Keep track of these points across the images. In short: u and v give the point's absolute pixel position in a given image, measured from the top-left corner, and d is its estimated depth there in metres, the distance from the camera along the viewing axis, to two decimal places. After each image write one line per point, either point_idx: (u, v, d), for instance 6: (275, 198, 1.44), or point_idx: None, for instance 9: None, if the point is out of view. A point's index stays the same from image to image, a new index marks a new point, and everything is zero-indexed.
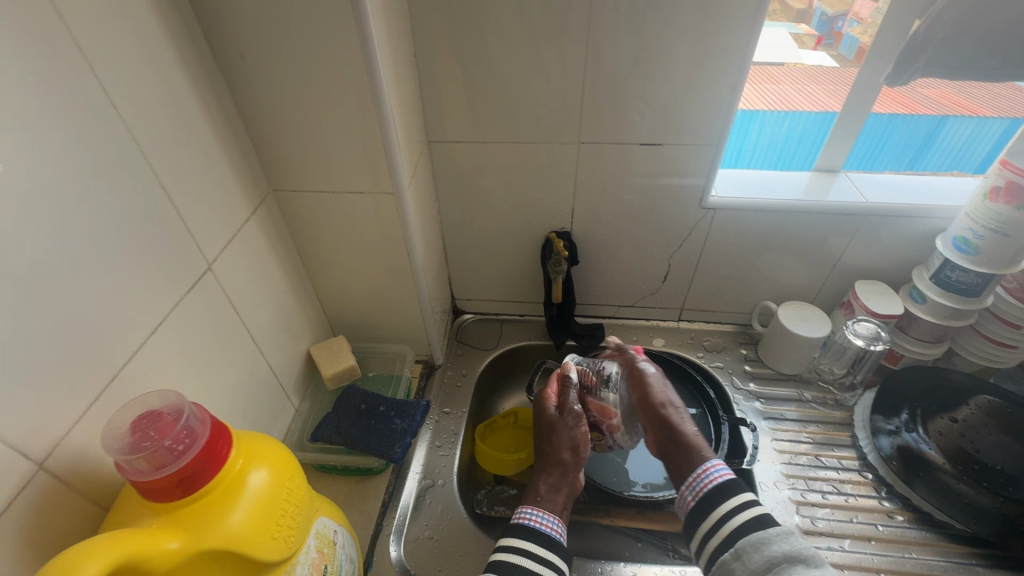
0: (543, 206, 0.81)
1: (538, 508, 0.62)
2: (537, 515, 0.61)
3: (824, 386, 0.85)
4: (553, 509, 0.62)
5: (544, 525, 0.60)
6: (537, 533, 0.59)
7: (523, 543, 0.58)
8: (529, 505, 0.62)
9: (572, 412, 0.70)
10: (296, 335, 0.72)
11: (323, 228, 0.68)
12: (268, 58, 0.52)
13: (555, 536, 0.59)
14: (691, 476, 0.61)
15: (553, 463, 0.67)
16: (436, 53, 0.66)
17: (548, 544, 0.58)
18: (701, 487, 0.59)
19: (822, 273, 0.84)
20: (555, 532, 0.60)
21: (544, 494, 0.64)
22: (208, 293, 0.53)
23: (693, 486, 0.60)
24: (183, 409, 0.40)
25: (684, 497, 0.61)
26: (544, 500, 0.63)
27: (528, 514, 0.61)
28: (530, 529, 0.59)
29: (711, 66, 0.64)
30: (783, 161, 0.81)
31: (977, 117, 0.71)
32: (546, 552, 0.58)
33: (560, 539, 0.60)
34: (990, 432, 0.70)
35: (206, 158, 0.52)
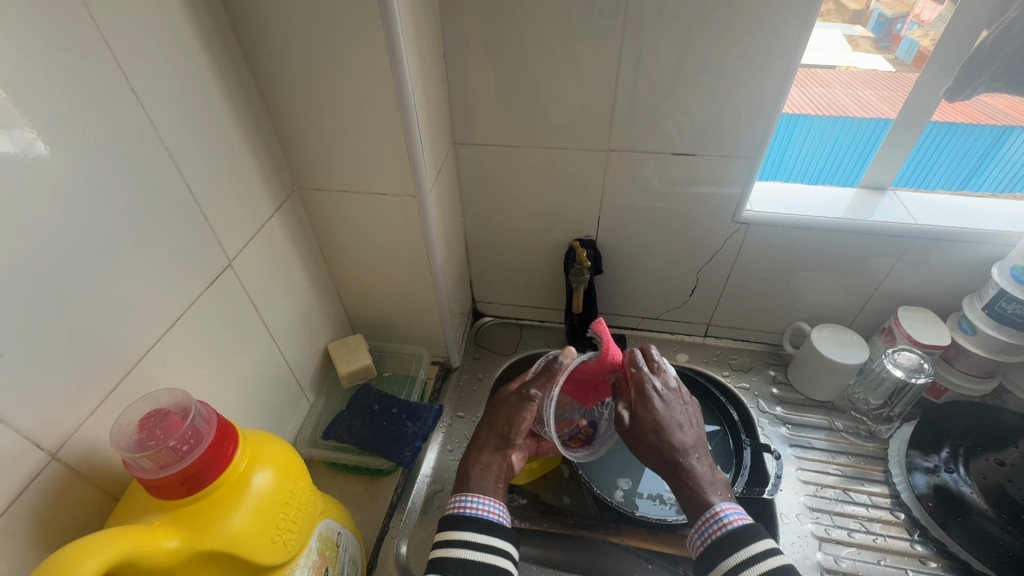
0: (569, 213, 0.79)
1: (477, 493, 0.56)
2: (474, 500, 0.55)
3: (857, 416, 0.80)
4: (487, 490, 0.57)
5: (485, 511, 0.54)
6: (478, 520, 0.53)
7: (462, 534, 0.53)
8: (461, 491, 0.57)
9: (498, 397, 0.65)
10: (315, 332, 0.73)
11: (346, 226, 0.68)
12: (294, 56, 0.52)
13: (496, 519, 0.54)
14: (699, 519, 0.54)
15: (491, 452, 0.60)
16: (467, 54, 0.65)
17: (490, 530, 0.53)
18: (709, 533, 0.52)
19: (862, 295, 0.80)
20: (495, 514, 0.55)
21: (480, 477, 0.57)
22: (228, 288, 0.54)
23: (700, 530, 0.53)
24: (191, 408, 0.40)
25: (690, 539, 0.54)
26: (474, 481, 0.57)
27: (466, 499, 0.55)
28: (471, 516, 0.54)
29: (751, 74, 0.61)
30: (826, 173, 0.76)
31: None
32: (488, 538, 0.53)
33: (505, 522, 0.55)
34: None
35: (231, 155, 0.53)
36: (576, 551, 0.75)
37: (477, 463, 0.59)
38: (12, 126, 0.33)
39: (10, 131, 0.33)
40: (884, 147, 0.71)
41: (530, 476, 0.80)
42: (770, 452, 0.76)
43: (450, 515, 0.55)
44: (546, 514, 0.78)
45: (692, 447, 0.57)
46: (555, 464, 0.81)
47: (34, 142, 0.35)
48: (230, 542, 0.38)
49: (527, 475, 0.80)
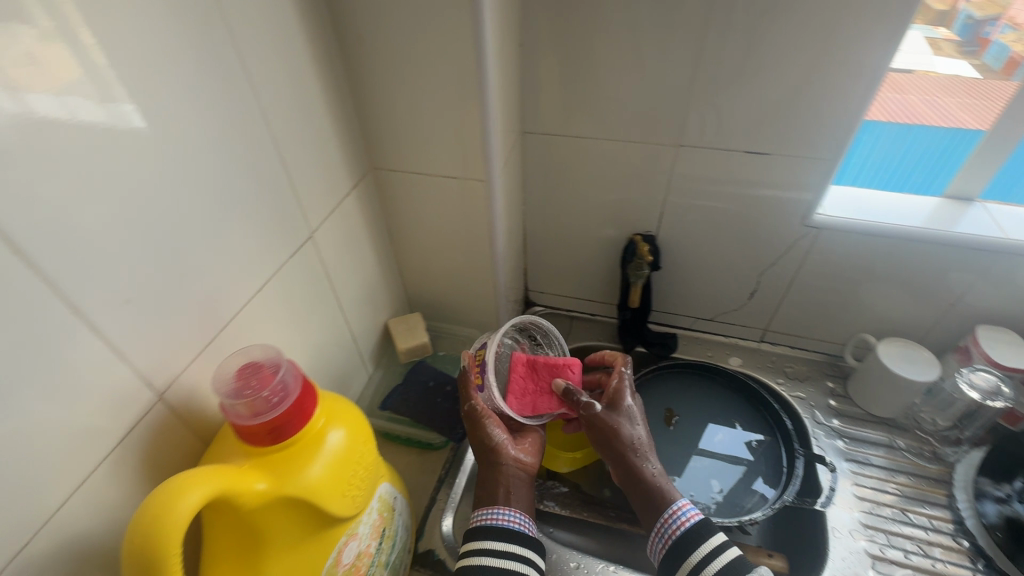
0: (630, 207, 0.79)
1: (496, 506, 0.58)
2: (500, 512, 0.57)
3: (922, 436, 0.76)
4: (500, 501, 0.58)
5: (506, 520, 0.56)
6: (496, 529, 0.56)
7: (483, 544, 0.55)
8: (482, 505, 0.59)
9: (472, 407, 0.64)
10: (377, 307, 0.76)
11: (414, 207, 0.71)
12: (383, 40, 0.55)
13: (520, 528, 0.56)
14: (659, 522, 0.58)
15: (489, 465, 0.61)
16: (543, 44, 0.66)
17: (510, 537, 0.55)
18: (670, 533, 0.57)
19: (936, 311, 0.76)
20: (519, 525, 0.57)
21: (489, 491, 0.59)
22: (308, 259, 0.58)
23: (661, 533, 0.58)
24: (280, 364, 0.43)
25: (654, 543, 0.58)
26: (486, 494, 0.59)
27: (491, 512, 0.57)
28: (488, 526, 0.56)
29: (836, 72, 0.59)
30: (895, 181, 0.73)
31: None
32: (507, 544, 0.55)
33: (531, 532, 0.58)
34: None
35: (319, 132, 0.56)
36: (615, 543, 0.75)
37: (483, 479, 0.61)
38: (113, 100, 0.35)
39: (110, 104, 0.34)
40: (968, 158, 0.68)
41: (571, 466, 0.80)
42: (824, 464, 0.74)
43: (473, 529, 0.57)
44: (586, 504, 0.79)
45: (652, 457, 0.62)
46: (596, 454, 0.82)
47: (131, 114, 0.36)
48: (308, 491, 0.41)
49: (568, 464, 0.80)
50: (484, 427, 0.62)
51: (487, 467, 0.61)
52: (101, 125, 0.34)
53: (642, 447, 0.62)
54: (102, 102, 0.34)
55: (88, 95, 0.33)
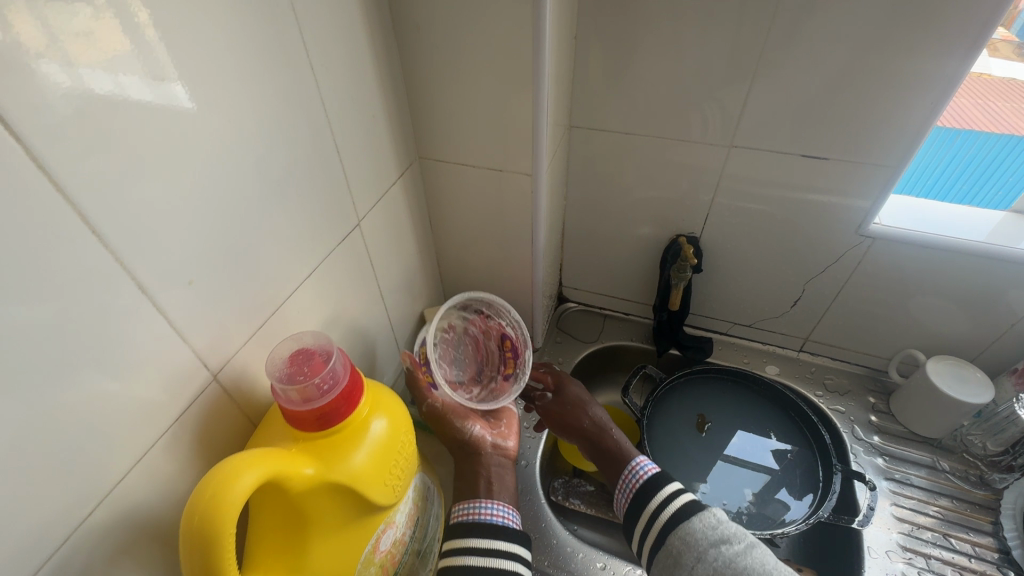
0: (674, 207, 0.77)
1: (478, 499, 0.57)
2: (483, 506, 0.56)
3: (969, 459, 0.73)
4: (495, 495, 0.58)
5: (493, 514, 0.56)
6: (480, 527, 0.55)
7: (464, 542, 0.54)
8: (466, 499, 0.58)
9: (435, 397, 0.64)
10: (414, 296, 0.76)
11: (457, 198, 0.70)
12: (439, 28, 0.54)
13: (509, 523, 0.56)
14: (622, 478, 0.63)
15: (471, 460, 0.61)
16: (598, 36, 0.64)
17: (493, 535, 0.54)
18: (631, 486, 0.62)
19: (995, 330, 0.72)
20: (506, 518, 0.56)
21: (474, 483, 0.59)
22: (353, 246, 0.58)
23: (625, 488, 0.62)
24: (331, 352, 0.43)
25: (619, 498, 0.63)
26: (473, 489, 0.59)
27: (473, 505, 0.57)
28: (471, 522, 0.55)
29: (910, 75, 0.56)
30: (941, 188, 0.71)
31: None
32: (490, 543, 0.54)
33: (517, 524, 0.57)
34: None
35: (371, 120, 0.56)
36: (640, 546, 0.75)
37: (466, 474, 0.61)
38: (160, 77, 0.33)
39: (156, 83, 0.33)
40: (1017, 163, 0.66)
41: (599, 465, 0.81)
42: (863, 481, 0.71)
43: (453, 526, 0.56)
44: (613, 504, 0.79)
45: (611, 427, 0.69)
46: None
47: (178, 94, 0.35)
48: (352, 478, 0.42)
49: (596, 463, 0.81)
50: (453, 422, 0.62)
51: (467, 460, 0.62)
52: (146, 102, 0.33)
53: (603, 420, 0.69)
54: (148, 78, 0.33)
55: (135, 70, 0.32)
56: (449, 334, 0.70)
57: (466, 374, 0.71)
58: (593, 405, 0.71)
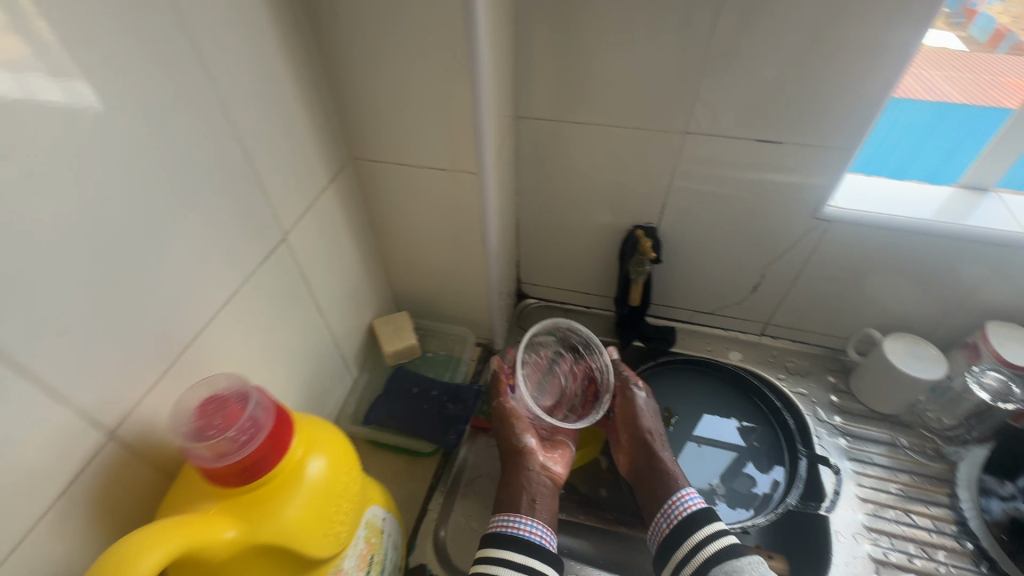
0: (630, 197, 0.74)
1: (517, 512, 0.59)
2: (518, 520, 0.58)
3: (926, 434, 0.75)
4: (526, 510, 0.59)
5: (527, 530, 0.57)
6: (517, 539, 0.56)
7: (500, 552, 0.55)
8: (504, 512, 0.60)
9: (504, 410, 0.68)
10: (361, 307, 0.71)
11: (398, 199, 0.65)
12: (361, 14, 0.48)
13: (540, 540, 0.57)
14: (666, 503, 0.62)
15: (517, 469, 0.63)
16: (540, 19, 0.60)
17: (528, 549, 0.56)
18: (674, 514, 0.61)
19: (945, 306, 0.73)
20: (543, 539, 0.57)
21: (514, 498, 0.61)
22: (281, 263, 0.52)
23: (667, 514, 0.61)
24: (248, 396, 0.38)
25: (657, 524, 0.62)
26: (510, 501, 0.61)
27: (507, 519, 0.58)
28: (510, 536, 0.57)
29: (862, 54, 0.54)
30: (881, 158, 0.70)
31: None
32: (524, 558, 0.55)
33: (550, 546, 0.58)
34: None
35: (290, 121, 0.50)
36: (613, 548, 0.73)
37: (511, 486, 0.62)
38: (63, 75, 0.30)
39: (59, 80, 0.30)
40: (950, 131, 0.66)
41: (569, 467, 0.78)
42: (827, 465, 0.71)
43: (489, 535, 0.58)
44: (584, 506, 0.76)
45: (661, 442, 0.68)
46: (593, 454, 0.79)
47: (88, 93, 0.31)
48: (284, 535, 0.37)
49: None
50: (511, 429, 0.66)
51: (512, 471, 0.64)
52: (54, 105, 0.30)
53: (650, 430, 0.69)
54: (53, 76, 0.29)
55: (38, 69, 0.28)
56: (540, 360, 0.73)
57: (548, 401, 0.72)
58: (652, 416, 0.70)
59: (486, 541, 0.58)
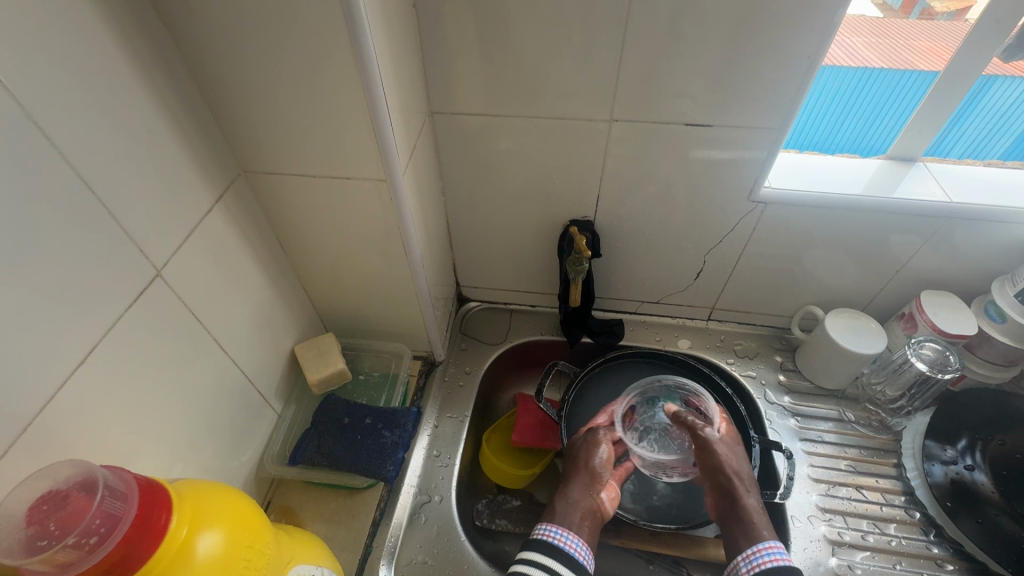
0: (562, 192, 0.70)
1: (560, 526, 0.57)
2: (561, 533, 0.56)
3: (871, 406, 0.75)
4: (572, 525, 0.57)
5: (568, 544, 0.55)
6: (557, 550, 0.54)
7: (540, 558, 0.54)
8: (549, 522, 0.58)
9: (590, 435, 0.67)
10: (277, 334, 0.64)
11: (305, 215, 0.58)
12: (219, 8, 0.41)
13: (577, 558, 0.54)
14: (750, 548, 0.54)
15: (575, 489, 0.62)
16: (442, 4, 0.53)
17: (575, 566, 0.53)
18: (756, 564, 0.52)
19: (880, 278, 0.73)
20: (578, 554, 0.55)
21: (567, 512, 0.59)
22: (157, 304, 0.45)
23: (747, 559, 0.53)
24: (97, 483, 0.31)
25: (735, 569, 0.54)
26: (560, 516, 0.59)
27: (548, 530, 0.57)
28: (550, 545, 0.55)
29: (783, 31, 0.51)
30: (811, 124, 0.68)
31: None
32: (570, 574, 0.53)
33: (585, 565, 0.54)
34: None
35: (148, 138, 0.42)
36: None
37: (566, 500, 0.61)
38: None
39: None
40: (874, 95, 0.63)
41: (529, 480, 0.77)
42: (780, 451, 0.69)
43: (534, 541, 0.56)
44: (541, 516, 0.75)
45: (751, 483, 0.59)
46: (549, 460, 0.78)
47: None
48: None
49: (524, 478, 0.76)
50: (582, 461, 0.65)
51: (568, 492, 0.62)
52: None
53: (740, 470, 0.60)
54: None
55: None
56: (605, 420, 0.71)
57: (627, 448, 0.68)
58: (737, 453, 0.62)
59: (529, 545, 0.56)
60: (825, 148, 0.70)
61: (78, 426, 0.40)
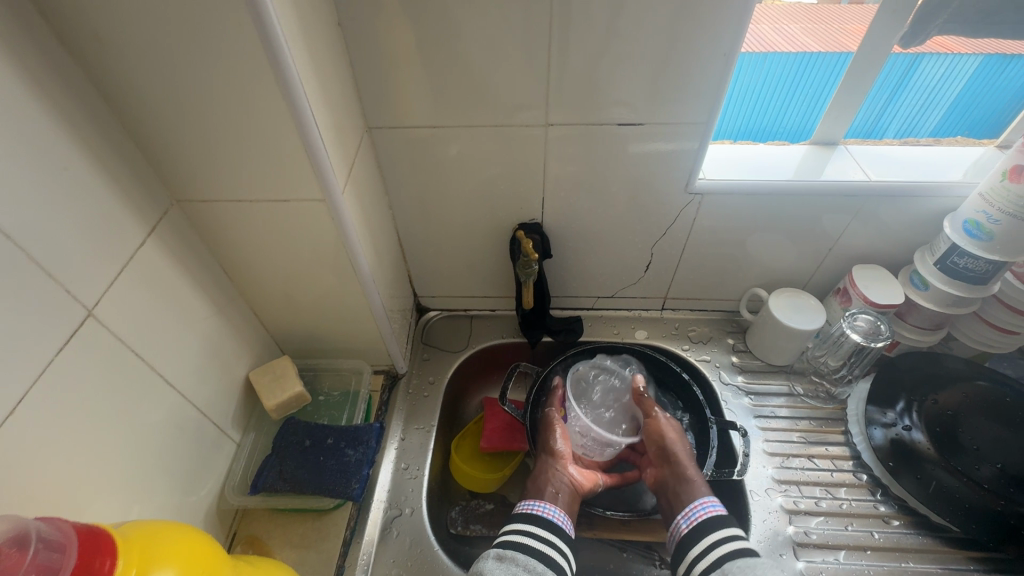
0: (508, 197, 0.71)
1: (540, 500, 0.65)
2: (540, 504, 0.64)
3: (817, 378, 0.79)
4: (547, 497, 0.65)
5: (544, 512, 0.63)
6: (535, 518, 0.62)
7: (523, 528, 0.61)
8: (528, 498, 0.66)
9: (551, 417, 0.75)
10: (229, 362, 0.63)
11: (245, 240, 0.57)
12: (131, 38, 0.40)
13: (555, 520, 0.62)
14: (687, 507, 0.63)
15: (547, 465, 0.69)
16: (368, 21, 0.54)
17: (548, 529, 0.61)
18: (694, 517, 0.61)
19: (816, 257, 0.78)
20: (556, 518, 0.62)
21: (540, 487, 0.67)
22: (89, 344, 0.43)
23: (687, 515, 0.62)
24: (29, 536, 0.30)
25: (678, 526, 0.63)
26: (538, 492, 0.66)
27: (531, 504, 0.64)
28: (529, 515, 0.62)
29: (699, 31, 0.54)
30: (759, 111, 0.71)
31: (951, 54, 0.63)
32: (542, 539, 0.60)
33: (564, 527, 0.62)
34: (977, 419, 0.67)
35: (66, 175, 0.41)
36: None
37: (538, 477, 0.68)
38: None
39: None
40: (815, 78, 0.66)
41: (500, 482, 0.77)
42: (736, 429, 0.73)
43: (515, 516, 0.63)
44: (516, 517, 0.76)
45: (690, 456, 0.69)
46: (518, 461, 0.79)
47: None
48: None
49: (497, 482, 0.77)
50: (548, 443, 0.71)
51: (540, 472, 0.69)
52: None
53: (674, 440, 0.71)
54: None
55: None
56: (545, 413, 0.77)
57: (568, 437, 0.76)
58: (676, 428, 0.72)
59: (513, 519, 0.64)
60: (773, 130, 0.73)
61: (12, 479, 0.38)
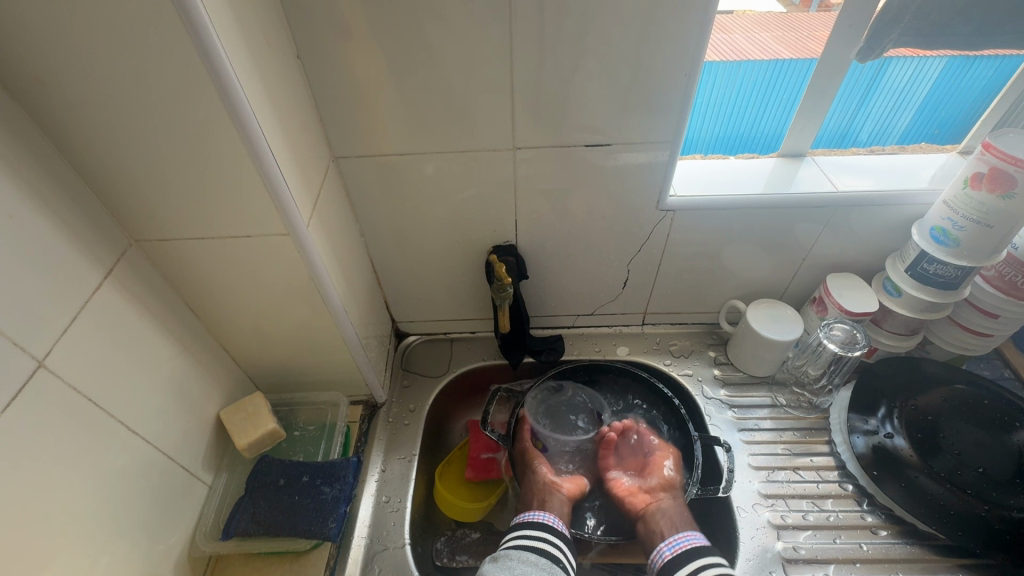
0: (480, 220, 0.71)
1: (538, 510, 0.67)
2: (539, 513, 0.67)
3: (798, 389, 0.80)
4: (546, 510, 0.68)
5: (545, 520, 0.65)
6: (530, 523, 0.65)
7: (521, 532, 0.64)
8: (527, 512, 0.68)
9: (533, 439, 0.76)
10: (198, 402, 0.61)
11: (210, 277, 0.56)
12: (78, 80, 0.39)
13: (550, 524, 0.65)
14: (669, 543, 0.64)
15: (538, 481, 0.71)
16: (329, 52, 0.54)
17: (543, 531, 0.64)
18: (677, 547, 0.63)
19: (790, 268, 0.78)
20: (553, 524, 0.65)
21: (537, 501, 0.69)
22: (42, 396, 0.42)
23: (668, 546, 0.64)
24: None
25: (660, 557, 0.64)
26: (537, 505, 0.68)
27: (532, 513, 0.67)
28: (527, 521, 0.65)
29: (658, 53, 0.54)
30: (734, 120, 0.70)
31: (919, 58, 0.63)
32: (538, 536, 0.64)
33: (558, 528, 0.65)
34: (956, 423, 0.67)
35: (11, 222, 0.39)
36: None
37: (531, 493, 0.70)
38: None
39: None
40: (789, 87, 0.67)
41: (485, 510, 0.76)
42: (721, 445, 0.72)
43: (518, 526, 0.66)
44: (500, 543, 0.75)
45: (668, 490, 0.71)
46: (503, 487, 0.78)
47: None
48: None
49: (482, 510, 0.75)
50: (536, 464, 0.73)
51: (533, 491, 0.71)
52: None
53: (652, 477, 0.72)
54: None
55: None
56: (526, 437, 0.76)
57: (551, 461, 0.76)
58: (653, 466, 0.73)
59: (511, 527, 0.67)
60: (749, 137, 0.73)
61: None
